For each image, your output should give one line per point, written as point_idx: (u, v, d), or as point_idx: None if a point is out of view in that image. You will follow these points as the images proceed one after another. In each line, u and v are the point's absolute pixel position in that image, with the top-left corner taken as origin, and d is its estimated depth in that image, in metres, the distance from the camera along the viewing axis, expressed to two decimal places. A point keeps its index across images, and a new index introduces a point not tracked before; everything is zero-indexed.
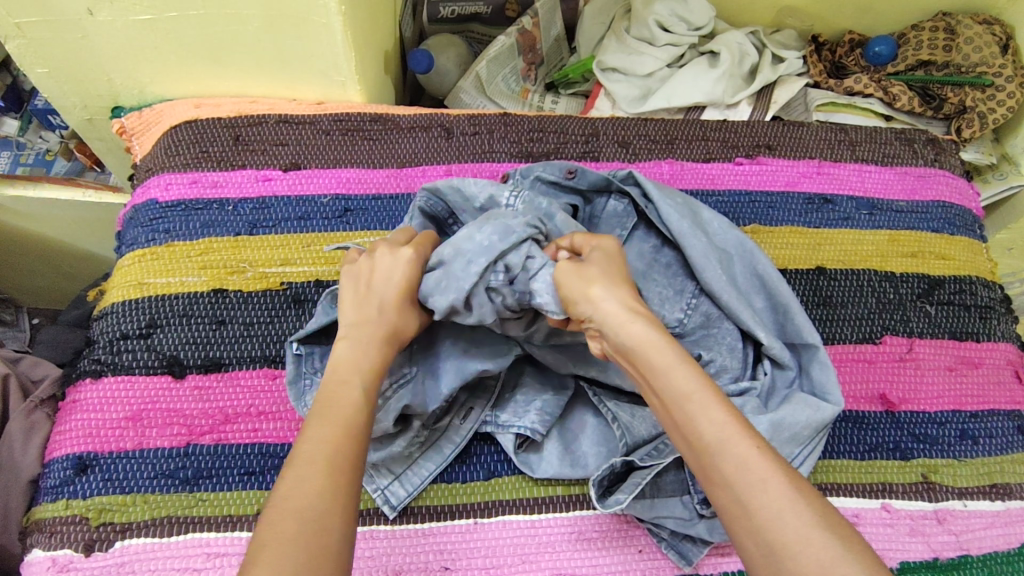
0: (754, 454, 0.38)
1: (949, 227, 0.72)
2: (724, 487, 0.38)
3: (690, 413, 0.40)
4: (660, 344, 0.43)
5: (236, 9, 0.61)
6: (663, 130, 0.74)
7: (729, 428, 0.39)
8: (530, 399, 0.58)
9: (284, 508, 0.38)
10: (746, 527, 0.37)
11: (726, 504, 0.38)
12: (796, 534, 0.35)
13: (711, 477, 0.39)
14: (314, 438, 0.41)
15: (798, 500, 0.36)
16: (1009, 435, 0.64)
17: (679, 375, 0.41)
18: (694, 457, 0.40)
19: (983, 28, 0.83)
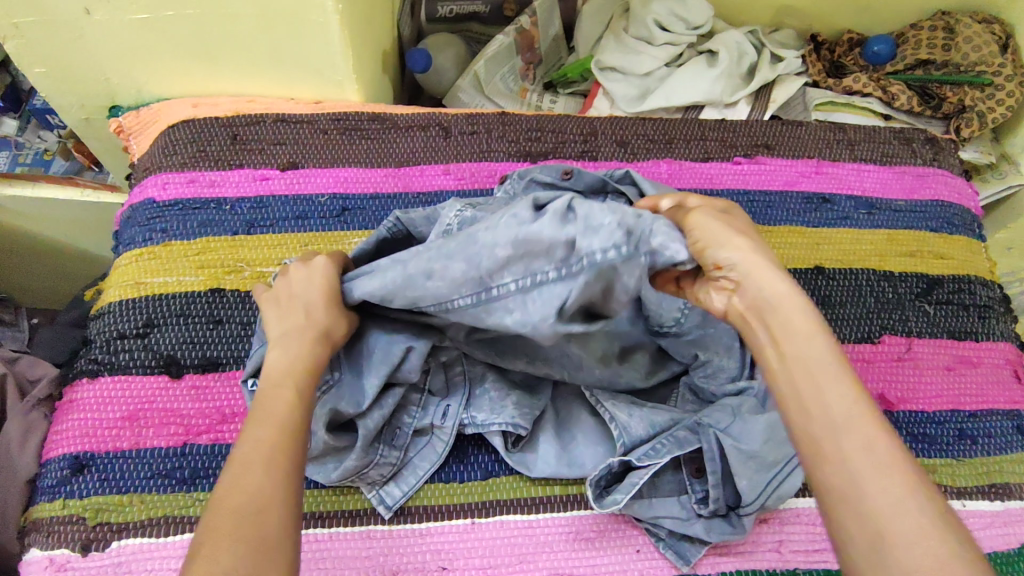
0: (882, 440, 0.37)
1: (948, 226, 0.72)
2: (840, 464, 0.37)
3: (820, 386, 0.39)
4: (819, 328, 0.41)
5: (234, 9, 0.61)
6: (661, 130, 0.74)
7: (856, 409, 0.38)
8: (504, 396, 0.56)
9: (219, 504, 0.38)
10: (847, 508, 0.36)
11: (831, 484, 0.37)
12: (914, 525, 0.34)
13: (819, 453, 0.38)
14: (251, 440, 0.41)
15: (914, 493, 0.35)
16: (1008, 435, 0.63)
17: (811, 344, 0.41)
18: (810, 431, 0.39)
19: (982, 27, 0.83)
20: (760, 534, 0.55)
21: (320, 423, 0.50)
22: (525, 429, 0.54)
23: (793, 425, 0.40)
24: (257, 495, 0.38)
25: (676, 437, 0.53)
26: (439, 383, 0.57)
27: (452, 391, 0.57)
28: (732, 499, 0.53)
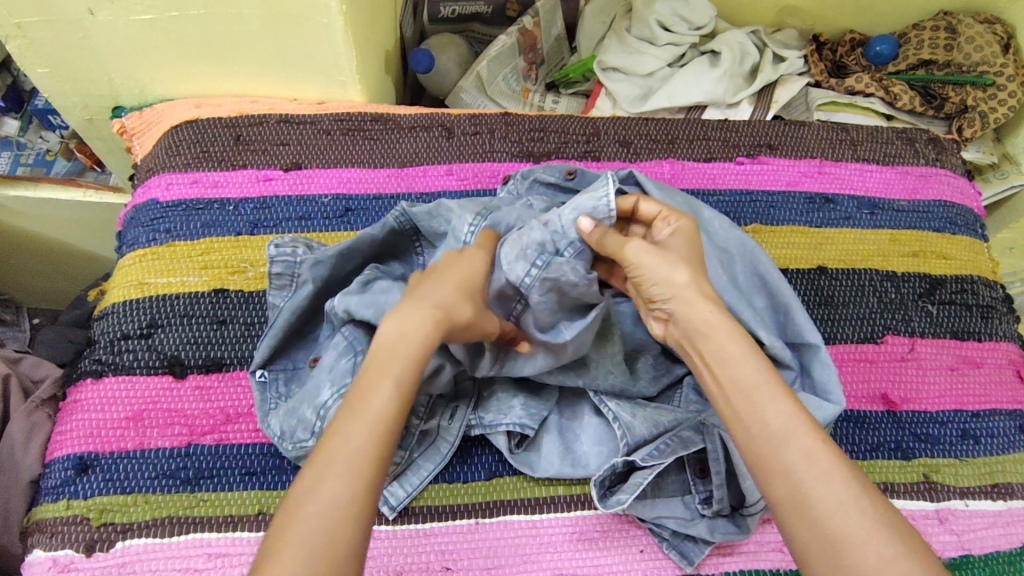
0: (824, 449, 0.40)
1: (950, 226, 0.72)
2: (783, 476, 0.39)
3: (758, 403, 0.42)
4: (753, 354, 0.44)
5: (237, 9, 0.61)
6: (664, 130, 0.74)
7: (795, 421, 0.41)
8: (512, 396, 0.57)
9: (306, 502, 0.37)
10: (801, 516, 0.38)
11: (787, 495, 0.39)
12: (859, 527, 0.37)
13: (769, 467, 0.40)
14: (343, 435, 0.39)
15: (859, 495, 0.38)
16: (1010, 435, 0.63)
17: (747, 369, 0.43)
18: (755, 447, 0.41)
19: (985, 27, 0.82)
20: (763, 534, 0.55)
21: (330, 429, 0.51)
22: (533, 428, 0.55)
23: (739, 443, 0.42)
24: (336, 506, 0.37)
25: (680, 437, 0.54)
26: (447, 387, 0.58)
27: (461, 396, 0.58)
28: (734, 499, 0.54)
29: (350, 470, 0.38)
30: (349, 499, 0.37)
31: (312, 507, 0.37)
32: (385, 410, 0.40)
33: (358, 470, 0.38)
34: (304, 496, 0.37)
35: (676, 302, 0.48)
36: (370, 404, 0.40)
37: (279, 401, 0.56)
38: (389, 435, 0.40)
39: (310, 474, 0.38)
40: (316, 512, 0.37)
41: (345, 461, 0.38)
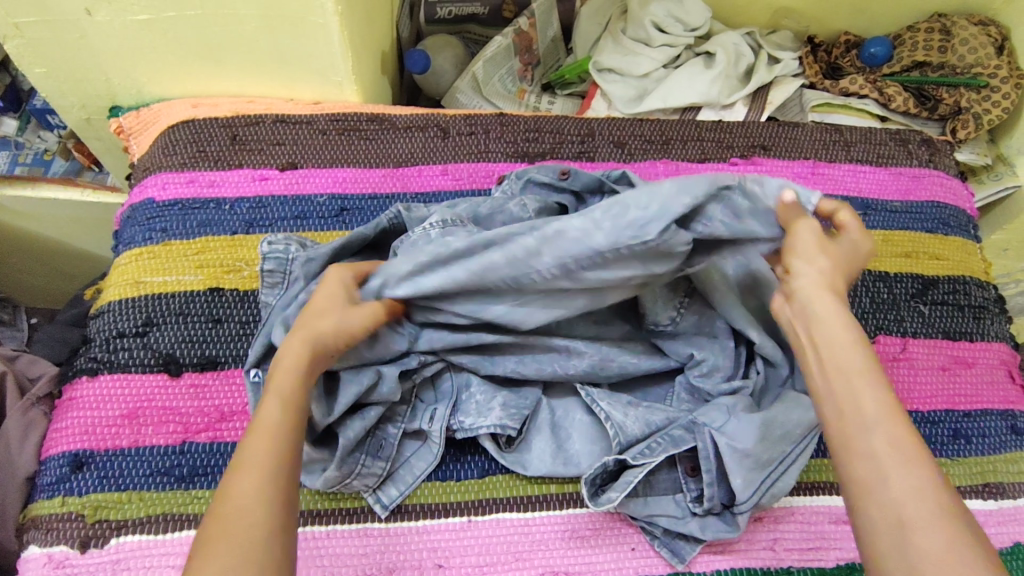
0: (908, 437, 0.39)
1: (943, 227, 0.72)
2: (866, 457, 0.39)
3: (854, 386, 0.41)
4: (858, 340, 0.43)
5: (234, 10, 0.61)
6: (658, 131, 0.74)
7: (887, 407, 0.40)
8: (491, 397, 0.57)
9: (217, 516, 0.39)
10: (873, 499, 0.37)
11: (860, 474, 0.38)
12: (926, 516, 0.36)
13: (850, 446, 0.39)
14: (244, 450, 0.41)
15: (932, 489, 0.37)
16: (1002, 435, 0.64)
17: (850, 354, 0.42)
18: (839, 427, 0.40)
19: (978, 29, 0.83)
20: (755, 532, 0.55)
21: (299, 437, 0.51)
22: (514, 429, 0.55)
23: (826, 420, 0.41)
24: (243, 508, 0.38)
25: (670, 437, 0.54)
26: (427, 392, 0.58)
27: (440, 399, 0.58)
28: (726, 497, 0.53)
29: (258, 473, 0.40)
30: (262, 497, 0.39)
31: (227, 512, 0.38)
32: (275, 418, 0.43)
33: (267, 471, 0.40)
34: (218, 507, 0.39)
35: (801, 281, 0.46)
36: (262, 417, 0.43)
37: None
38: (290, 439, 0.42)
39: (222, 487, 0.40)
40: (232, 516, 0.38)
41: (256, 467, 0.40)
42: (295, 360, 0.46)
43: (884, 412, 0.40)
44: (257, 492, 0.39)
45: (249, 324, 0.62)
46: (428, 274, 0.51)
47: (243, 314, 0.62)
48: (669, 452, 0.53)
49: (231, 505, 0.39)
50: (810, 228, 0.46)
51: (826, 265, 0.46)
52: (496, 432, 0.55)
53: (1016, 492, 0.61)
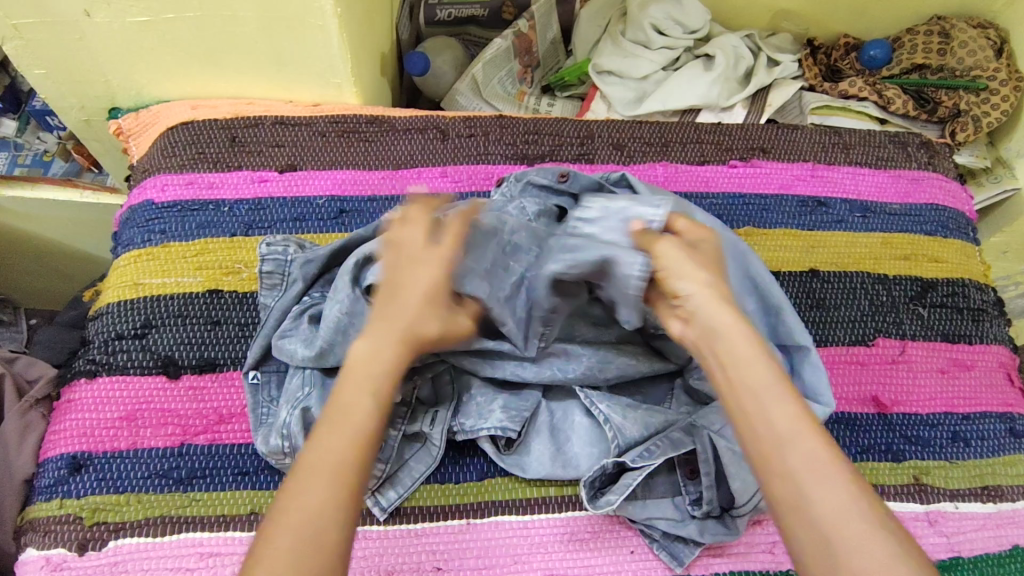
0: (822, 451, 0.39)
1: (942, 230, 0.72)
2: (787, 479, 0.38)
3: (765, 405, 0.40)
4: (761, 352, 0.42)
5: (233, 11, 0.61)
6: (657, 133, 0.74)
7: (799, 423, 0.40)
8: (492, 399, 0.57)
9: (284, 514, 0.38)
10: (802, 521, 0.38)
11: (785, 495, 0.38)
12: (854, 530, 0.37)
13: (772, 463, 0.39)
14: (321, 445, 0.40)
15: (854, 500, 0.37)
16: (1000, 438, 0.64)
17: (757, 365, 0.41)
18: (758, 449, 0.40)
19: (978, 31, 0.83)
20: (754, 535, 0.55)
21: (301, 439, 0.53)
22: (514, 431, 0.55)
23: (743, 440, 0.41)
24: (319, 510, 0.38)
25: (670, 439, 0.54)
26: (428, 393, 0.58)
27: (442, 401, 0.57)
28: (725, 500, 0.53)
29: (329, 476, 0.39)
30: (331, 503, 0.39)
31: (290, 515, 0.38)
32: (365, 417, 0.42)
33: (336, 477, 0.40)
34: (282, 508, 0.39)
35: (694, 301, 0.44)
36: (347, 414, 0.42)
37: (271, 404, 0.57)
38: (366, 441, 0.41)
39: (291, 485, 0.39)
40: (296, 519, 0.38)
41: (326, 469, 0.39)
42: (391, 355, 0.44)
43: (798, 426, 0.40)
44: (325, 498, 0.39)
45: (249, 327, 0.62)
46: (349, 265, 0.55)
47: (243, 317, 0.62)
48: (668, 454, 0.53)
49: (302, 506, 0.38)
50: (670, 245, 0.47)
51: (709, 277, 0.45)
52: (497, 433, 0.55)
53: (1014, 495, 0.61)
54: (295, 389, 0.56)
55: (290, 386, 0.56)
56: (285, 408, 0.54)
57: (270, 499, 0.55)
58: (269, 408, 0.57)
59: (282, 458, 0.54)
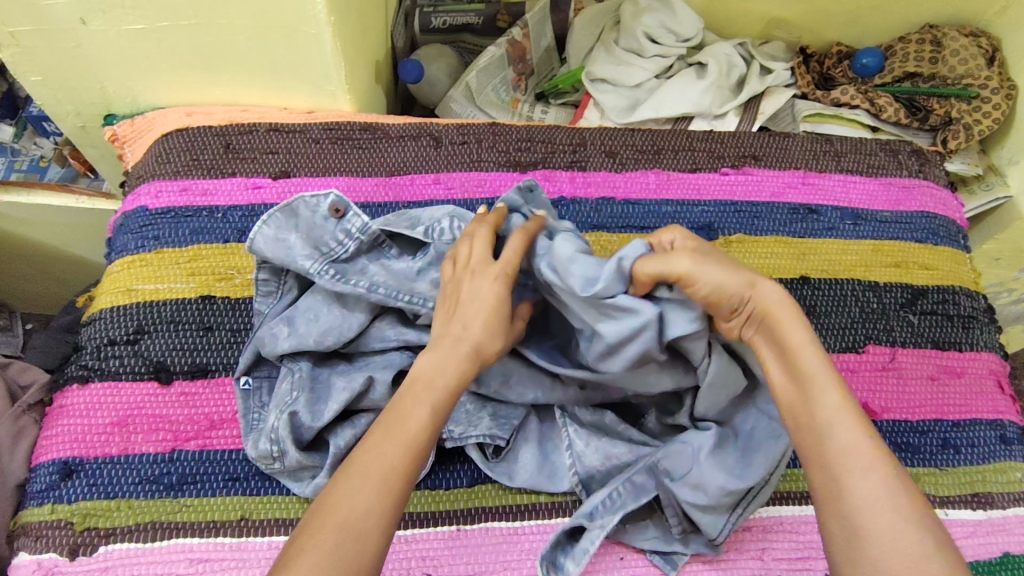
0: (864, 447, 0.40)
1: (932, 237, 0.73)
2: (823, 463, 0.40)
3: (811, 394, 0.42)
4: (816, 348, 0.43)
5: (227, 19, 0.62)
6: (649, 141, 0.75)
7: (842, 413, 0.41)
8: (480, 407, 0.57)
9: (332, 513, 0.39)
10: (835, 505, 0.39)
11: (822, 483, 0.40)
12: (887, 524, 0.37)
13: (817, 453, 0.41)
14: (374, 450, 0.42)
15: (894, 491, 0.38)
16: (990, 444, 0.64)
17: (809, 359, 0.43)
18: (805, 434, 0.42)
19: (970, 40, 0.83)
20: (743, 541, 0.56)
21: (290, 443, 0.53)
22: (503, 439, 0.56)
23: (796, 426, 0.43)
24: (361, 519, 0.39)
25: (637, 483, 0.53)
26: None
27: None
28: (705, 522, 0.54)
29: (382, 484, 0.41)
30: (380, 507, 0.40)
31: (339, 513, 0.39)
32: (421, 430, 0.44)
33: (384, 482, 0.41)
34: (331, 505, 0.40)
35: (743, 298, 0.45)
36: (406, 425, 0.44)
37: (262, 410, 0.58)
38: (419, 454, 0.43)
39: (342, 485, 0.40)
40: (346, 518, 0.39)
41: (380, 474, 0.41)
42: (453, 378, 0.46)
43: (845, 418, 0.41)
44: (376, 503, 0.40)
45: (241, 333, 0.62)
46: (292, 233, 0.57)
47: (235, 323, 0.63)
48: (634, 505, 0.53)
49: (346, 507, 0.39)
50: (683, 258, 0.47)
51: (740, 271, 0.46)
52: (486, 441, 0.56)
53: (1005, 502, 0.61)
54: (284, 394, 0.56)
55: (279, 390, 0.56)
56: (272, 414, 0.55)
57: (261, 505, 0.55)
58: (258, 414, 0.57)
59: (271, 463, 0.54)
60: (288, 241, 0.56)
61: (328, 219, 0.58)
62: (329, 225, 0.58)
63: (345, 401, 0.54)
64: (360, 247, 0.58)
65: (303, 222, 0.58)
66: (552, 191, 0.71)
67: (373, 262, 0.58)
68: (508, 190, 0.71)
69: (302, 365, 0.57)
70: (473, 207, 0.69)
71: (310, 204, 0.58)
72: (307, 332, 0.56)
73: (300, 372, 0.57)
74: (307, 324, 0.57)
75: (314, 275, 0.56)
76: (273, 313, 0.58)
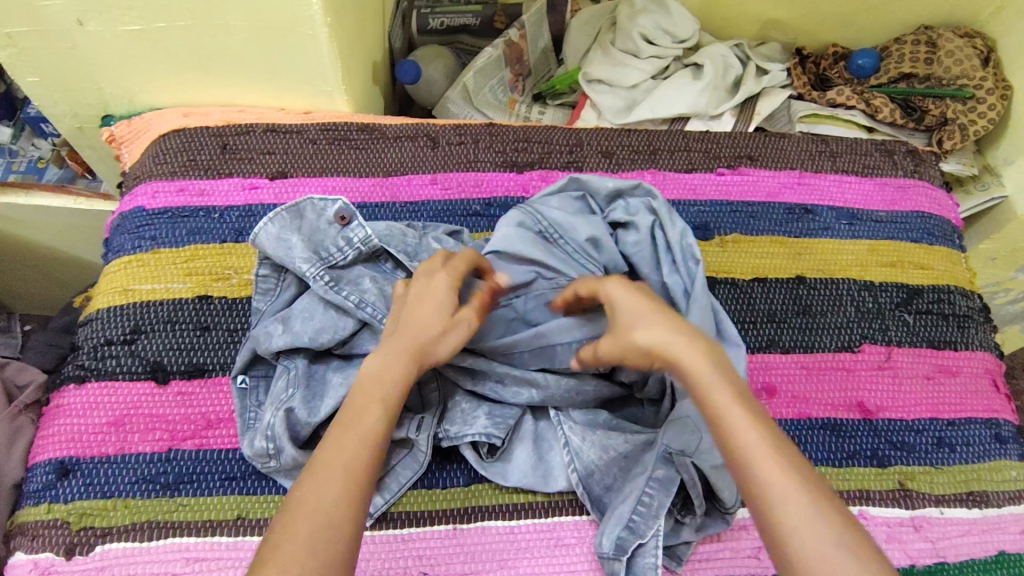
0: (784, 473, 0.40)
1: (928, 237, 0.73)
2: (749, 498, 0.40)
3: (728, 429, 0.42)
4: (721, 379, 0.44)
5: (224, 20, 0.62)
6: (645, 141, 0.75)
7: (759, 443, 0.41)
8: (476, 406, 0.57)
9: (297, 505, 0.40)
10: (767, 537, 0.39)
11: (758, 516, 0.40)
12: (816, 552, 0.37)
13: (748, 485, 0.40)
14: (337, 443, 0.43)
15: (818, 517, 0.38)
16: (986, 443, 0.64)
17: (718, 393, 0.43)
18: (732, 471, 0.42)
19: (965, 41, 0.84)
20: (739, 539, 0.56)
21: (286, 441, 0.53)
22: (498, 438, 0.55)
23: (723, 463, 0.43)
24: (329, 508, 0.40)
25: (659, 480, 0.53)
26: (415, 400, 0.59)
27: (428, 408, 0.58)
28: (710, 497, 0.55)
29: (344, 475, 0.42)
30: (346, 497, 0.41)
31: (307, 505, 0.40)
32: (377, 423, 0.45)
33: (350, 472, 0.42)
34: (296, 501, 0.41)
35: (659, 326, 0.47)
36: (364, 419, 0.45)
37: (259, 408, 0.58)
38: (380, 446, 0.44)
39: (308, 478, 0.42)
40: (314, 508, 0.40)
41: (342, 465, 0.42)
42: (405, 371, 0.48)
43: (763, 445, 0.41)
44: (342, 494, 0.41)
45: (238, 334, 0.62)
46: (291, 236, 0.58)
47: (232, 323, 0.63)
48: (667, 501, 0.52)
49: (314, 499, 0.40)
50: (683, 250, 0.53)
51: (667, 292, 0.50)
52: (482, 440, 0.56)
53: (1000, 500, 0.61)
54: (280, 391, 0.56)
55: (275, 388, 0.57)
56: (268, 411, 0.55)
57: (258, 504, 0.55)
58: (255, 412, 0.58)
59: (267, 461, 0.54)
60: (286, 243, 0.58)
61: (331, 224, 0.59)
62: (331, 230, 0.59)
63: (341, 399, 0.54)
64: (358, 255, 0.60)
65: (306, 225, 0.59)
66: None
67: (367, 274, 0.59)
68: (504, 190, 0.71)
69: (298, 362, 0.57)
70: (470, 207, 0.70)
71: (316, 206, 0.59)
72: (302, 330, 0.56)
73: (297, 369, 0.57)
74: (302, 322, 0.57)
75: (310, 278, 0.57)
76: (269, 311, 0.59)
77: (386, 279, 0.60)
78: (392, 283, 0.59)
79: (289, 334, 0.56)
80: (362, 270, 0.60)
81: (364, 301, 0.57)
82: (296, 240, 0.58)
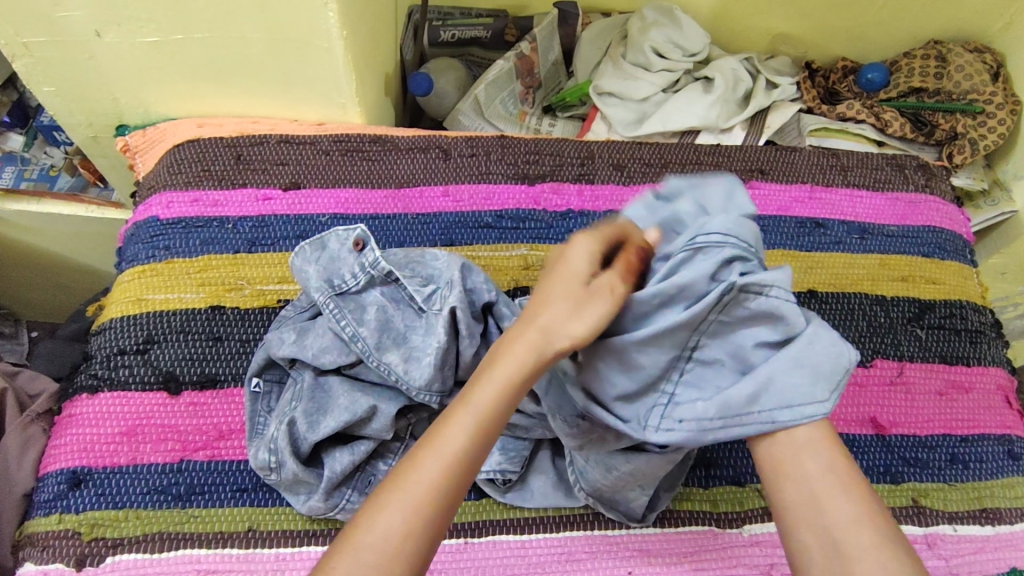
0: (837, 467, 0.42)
1: (940, 252, 0.73)
2: (796, 486, 0.42)
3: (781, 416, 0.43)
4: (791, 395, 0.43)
5: (240, 33, 0.63)
6: (657, 154, 0.75)
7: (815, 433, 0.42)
8: (489, 442, 0.56)
9: (352, 526, 0.40)
10: (811, 523, 0.40)
11: (802, 510, 0.41)
12: (862, 542, 0.39)
13: (808, 521, 0.41)
14: (417, 463, 0.41)
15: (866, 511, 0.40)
16: (999, 460, 0.64)
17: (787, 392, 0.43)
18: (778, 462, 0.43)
19: (975, 56, 0.84)
20: (752, 556, 0.56)
21: (289, 454, 0.53)
22: (513, 472, 0.55)
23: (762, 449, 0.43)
24: (385, 543, 0.39)
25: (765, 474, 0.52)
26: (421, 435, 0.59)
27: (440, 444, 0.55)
28: None
29: (411, 504, 0.40)
30: (402, 530, 0.39)
31: (361, 536, 0.39)
32: (462, 444, 0.42)
33: (416, 502, 0.40)
34: (360, 527, 0.40)
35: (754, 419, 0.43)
36: (447, 436, 0.42)
37: (268, 414, 0.58)
38: (458, 470, 0.41)
39: (370, 504, 0.41)
40: (363, 539, 0.39)
41: (410, 493, 0.40)
42: (517, 371, 0.42)
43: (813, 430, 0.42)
44: (400, 526, 0.39)
45: (251, 344, 0.62)
46: (304, 271, 0.57)
47: (245, 335, 0.63)
48: None
49: (371, 530, 0.39)
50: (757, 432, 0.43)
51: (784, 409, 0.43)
52: (495, 476, 0.55)
53: (1013, 517, 0.61)
54: (286, 404, 0.56)
55: (282, 400, 0.57)
56: (274, 424, 0.55)
57: (268, 516, 0.56)
58: (264, 419, 0.58)
59: (269, 474, 0.54)
60: (303, 266, 0.57)
61: (349, 251, 0.58)
62: (349, 258, 0.58)
63: (343, 421, 0.54)
64: (371, 281, 0.58)
65: (329, 250, 0.58)
66: (560, 204, 0.71)
67: (379, 302, 0.58)
68: (516, 203, 0.71)
69: (305, 374, 0.57)
70: (482, 219, 0.70)
71: (340, 237, 0.58)
72: (309, 344, 0.56)
73: (304, 382, 0.57)
74: (314, 337, 0.57)
75: (320, 308, 0.56)
76: (294, 320, 0.59)
77: (397, 309, 0.58)
78: (399, 316, 0.58)
79: (296, 342, 0.56)
80: (376, 295, 0.58)
81: (357, 336, 0.55)
82: (303, 267, 0.57)
